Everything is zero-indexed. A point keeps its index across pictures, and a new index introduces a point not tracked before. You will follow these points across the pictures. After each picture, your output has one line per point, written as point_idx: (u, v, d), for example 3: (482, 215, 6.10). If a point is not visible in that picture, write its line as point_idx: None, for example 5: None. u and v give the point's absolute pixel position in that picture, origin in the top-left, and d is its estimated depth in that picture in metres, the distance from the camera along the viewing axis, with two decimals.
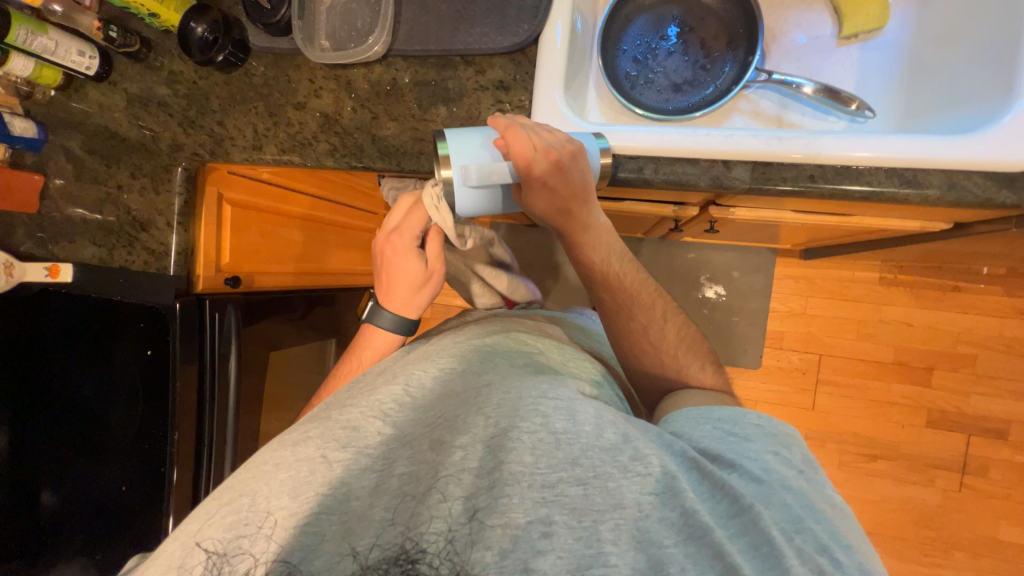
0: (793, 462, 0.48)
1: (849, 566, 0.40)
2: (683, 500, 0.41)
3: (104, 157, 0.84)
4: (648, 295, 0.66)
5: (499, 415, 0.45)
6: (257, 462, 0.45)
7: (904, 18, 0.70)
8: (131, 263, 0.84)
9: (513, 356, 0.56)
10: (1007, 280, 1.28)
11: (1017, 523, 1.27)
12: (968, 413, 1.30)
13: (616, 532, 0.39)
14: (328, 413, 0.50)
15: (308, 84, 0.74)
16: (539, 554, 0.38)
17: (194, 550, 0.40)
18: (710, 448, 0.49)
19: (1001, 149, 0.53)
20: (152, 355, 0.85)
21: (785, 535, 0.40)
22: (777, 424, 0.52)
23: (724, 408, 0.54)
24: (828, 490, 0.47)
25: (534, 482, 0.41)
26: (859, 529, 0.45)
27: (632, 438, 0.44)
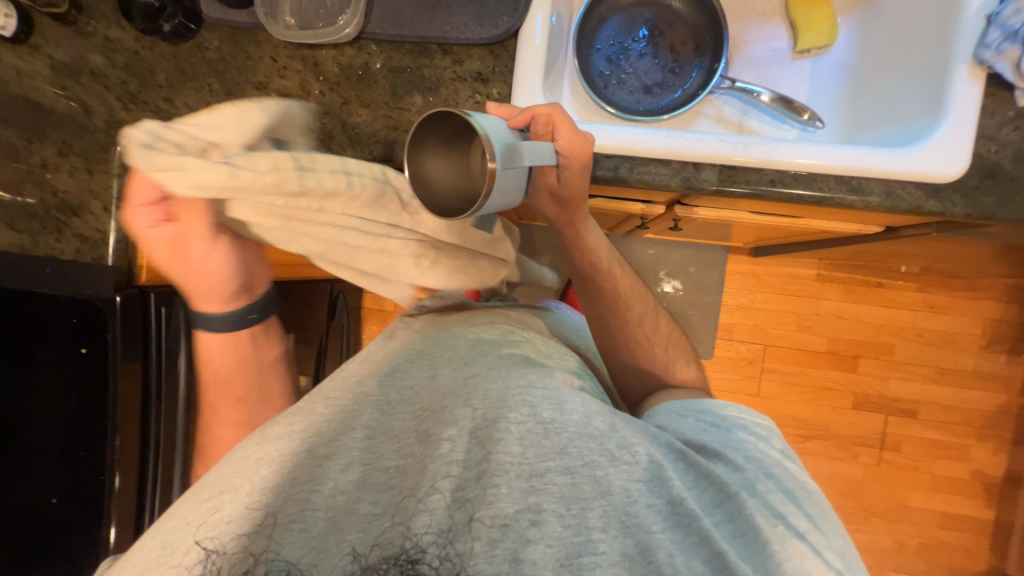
0: (772, 448, 0.53)
1: (824, 548, 0.44)
2: (671, 488, 0.44)
3: (24, 131, 0.74)
4: (638, 290, 0.71)
5: (486, 407, 0.47)
6: (237, 459, 0.47)
7: (850, 36, 0.76)
8: (60, 252, 0.76)
9: (501, 347, 0.57)
10: (922, 277, 1.43)
11: (924, 491, 1.44)
12: (887, 396, 1.46)
13: (604, 519, 0.42)
14: (312, 407, 0.52)
15: (270, 62, 0.69)
16: (530, 543, 0.40)
17: (192, 550, 0.41)
18: (695, 439, 0.53)
19: (938, 162, 0.59)
20: (88, 354, 0.76)
21: (769, 522, 0.44)
22: (754, 416, 0.57)
23: (704, 403, 0.58)
24: (805, 477, 0.51)
25: (522, 471, 0.43)
26: (825, 502, 0.50)
27: (619, 428, 0.47)
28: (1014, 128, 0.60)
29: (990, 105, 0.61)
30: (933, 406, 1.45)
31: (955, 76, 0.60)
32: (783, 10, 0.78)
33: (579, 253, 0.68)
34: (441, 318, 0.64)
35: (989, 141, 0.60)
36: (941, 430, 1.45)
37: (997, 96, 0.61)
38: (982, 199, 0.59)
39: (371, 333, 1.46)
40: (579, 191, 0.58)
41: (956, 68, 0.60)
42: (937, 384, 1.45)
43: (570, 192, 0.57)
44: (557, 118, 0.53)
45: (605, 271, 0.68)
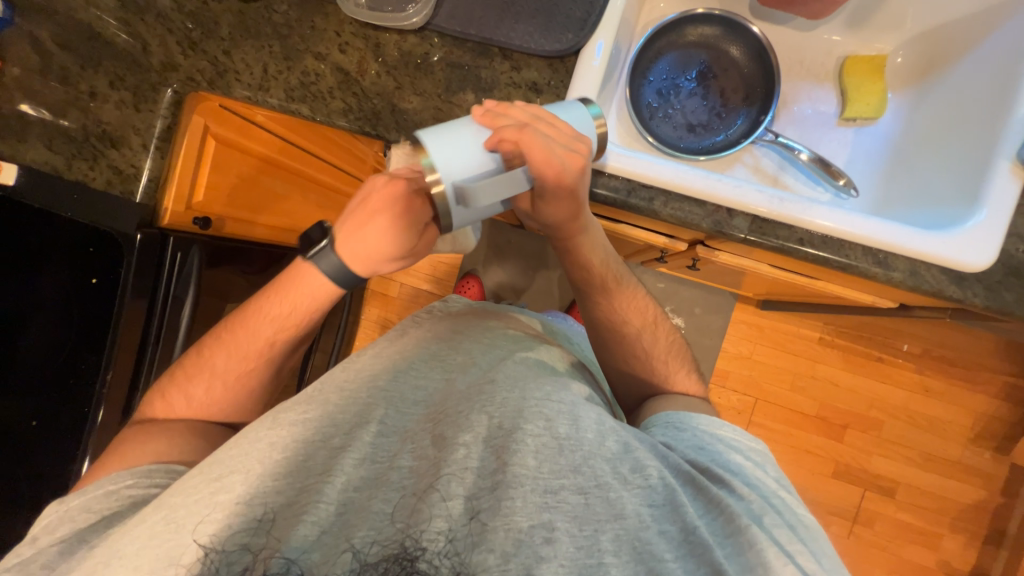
0: (772, 478, 0.54)
1: None
2: (684, 515, 0.46)
3: (80, 57, 0.75)
4: (640, 302, 0.70)
5: (503, 415, 0.49)
6: (249, 440, 0.46)
7: (897, 114, 0.78)
8: (89, 179, 0.77)
9: (515, 351, 0.58)
10: (922, 359, 1.44)
11: (889, 573, 1.43)
12: (869, 471, 1.45)
13: (616, 543, 0.43)
14: (326, 395, 0.52)
15: (334, 36, 0.70)
16: (543, 560, 0.41)
17: (191, 547, 0.39)
18: (699, 462, 0.54)
19: (972, 251, 0.59)
20: (97, 285, 0.76)
21: (781, 559, 0.44)
22: (750, 438, 0.59)
23: (701, 417, 0.59)
24: (803, 510, 0.53)
25: (537, 486, 0.44)
26: (823, 536, 0.50)
27: (631, 451, 0.49)
28: None
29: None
30: (913, 489, 1.44)
31: (997, 171, 0.61)
32: (835, 76, 0.80)
33: (579, 262, 0.67)
34: (457, 321, 0.65)
35: (1019, 240, 0.61)
36: (917, 514, 1.44)
37: None
38: (1003, 294, 0.60)
39: (370, 315, 1.46)
40: (568, 211, 0.59)
41: (997, 164, 0.62)
42: (920, 468, 1.44)
43: (555, 210, 0.58)
44: (525, 141, 0.50)
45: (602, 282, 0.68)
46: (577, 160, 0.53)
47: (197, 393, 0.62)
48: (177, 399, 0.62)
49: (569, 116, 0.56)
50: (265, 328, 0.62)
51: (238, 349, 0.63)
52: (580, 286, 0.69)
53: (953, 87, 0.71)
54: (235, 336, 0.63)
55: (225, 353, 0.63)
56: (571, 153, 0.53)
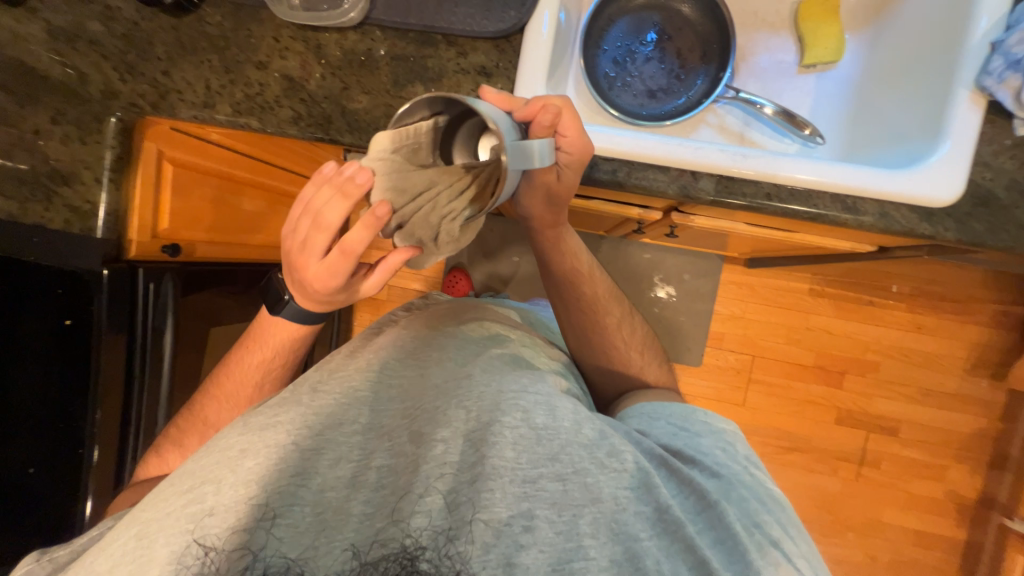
0: (738, 456, 0.54)
1: (796, 553, 0.46)
2: (657, 495, 0.46)
3: (16, 95, 0.73)
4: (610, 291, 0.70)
5: (480, 409, 0.49)
6: (220, 447, 0.45)
7: (857, 54, 0.76)
8: (48, 222, 0.74)
9: (490, 346, 0.58)
10: (913, 298, 1.44)
11: (899, 508, 1.47)
12: (870, 413, 1.47)
13: (594, 526, 0.44)
14: (297, 395, 0.50)
15: (272, 42, 0.68)
16: (522, 547, 0.42)
17: (170, 551, 0.40)
18: (671, 445, 0.54)
19: (936, 187, 0.59)
20: (71, 327, 0.75)
21: (746, 530, 0.46)
22: (720, 421, 0.58)
23: (675, 405, 0.59)
24: (772, 484, 0.53)
25: (516, 476, 0.45)
26: (789, 507, 0.52)
27: (608, 436, 0.49)
28: (1010, 156, 0.60)
29: (989, 132, 0.60)
30: (914, 425, 1.46)
31: (957, 101, 0.60)
32: (791, 21, 0.78)
33: (552, 252, 0.67)
34: (432, 317, 0.64)
35: (985, 169, 0.60)
36: (920, 449, 1.46)
37: (996, 123, 0.60)
38: (974, 225, 0.59)
39: (361, 321, 1.45)
40: (567, 186, 0.58)
41: (957, 93, 0.60)
42: (920, 404, 1.46)
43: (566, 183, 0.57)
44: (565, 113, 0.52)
45: (586, 272, 0.68)
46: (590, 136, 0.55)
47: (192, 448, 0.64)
48: (173, 451, 0.65)
49: None
50: (253, 374, 0.65)
51: (228, 400, 0.65)
52: (558, 280, 0.69)
53: (908, 19, 0.69)
54: (222, 388, 0.66)
55: (219, 405, 0.65)
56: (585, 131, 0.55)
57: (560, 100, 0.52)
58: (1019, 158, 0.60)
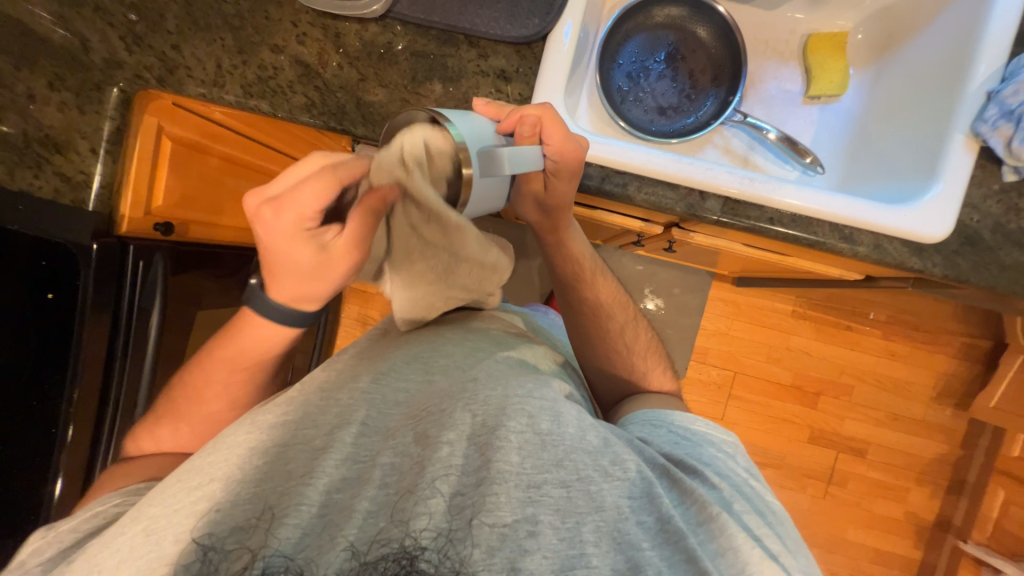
0: (740, 469, 0.56)
1: (796, 568, 0.47)
2: (660, 505, 0.47)
3: (11, 56, 0.69)
4: (617, 295, 0.72)
5: (487, 413, 0.48)
6: (229, 445, 0.45)
7: (860, 90, 0.79)
8: (37, 190, 0.71)
9: (496, 350, 0.58)
10: (887, 326, 1.51)
11: (862, 527, 1.52)
12: (841, 434, 1.53)
13: (597, 534, 0.44)
14: (304, 396, 0.51)
15: (290, 26, 0.67)
16: (526, 553, 0.42)
17: (178, 544, 0.40)
18: (674, 453, 0.56)
19: (930, 224, 0.61)
20: (53, 301, 0.73)
21: (748, 543, 0.46)
22: (722, 433, 0.60)
23: (674, 414, 0.61)
24: (771, 498, 0.55)
25: (521, 481, 0.44)
26: (787, 522, 0.53)
27: (611, 444, 0.50)
28: (997, 201, 0.63)
29: (979, 175, 0.64)
30: (881, 448, 1.52)
31: (952, 143, 0.63)
32: (800, 53, 0.80)
33: (561, 254, 0.69)
34: (440, 318, 0.64)
35: (973, 211, 0.63)
36: (886, 471, 1.53)
37: (986, 168, 0.64)
38: (960, 263, 0.63)
39: (351, 313, 1.43)
40: (567, 191, 0.59)
41: (953, 136, 0.63)
42: (887, 427, 1.52)
43: (562, 191, 0.58)
44: (546, 118, 0.52)
45: (588, 275, 0.69)
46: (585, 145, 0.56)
47: (167, 443, 0.61)
48: (142, 439, 0.61)
49: None
50: (223, 372, 0.60)
51: (201, 395, 0.61)
52: (563, 281, 0.70)
53: (909, 61, 0.73)
54: (195, 381, 0.61)
55: (190, 401, 0.62)
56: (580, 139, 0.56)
57: (539, 109, 0.52)
58: (1005, 203, 0.63)
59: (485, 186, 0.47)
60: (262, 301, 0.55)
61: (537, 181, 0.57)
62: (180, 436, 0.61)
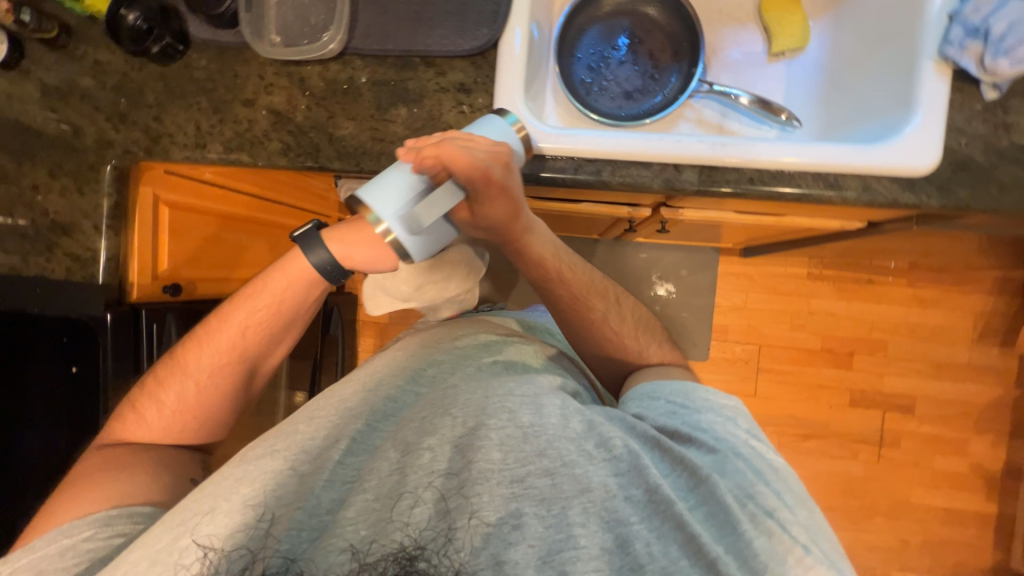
0: (739, 430, 0.55)
1: (793, 522, 0.46)
2: (648, 477, 0.47)
3: (15, 154, 0.75)
4: (599, 284, 0.69)
5: (466, 415, 0.49)
6: (217, 480, 0.47)
7: (823, 39, 0.78)
8: (50, 272, 0.75)
9: (479, 357, 0.60)
10: (911, 273, 1.45)
11: (925, 487, 1.44)
12: (884, 392, 1.46)
13: (584, 515, 0.44)
14: (292, 427, 0.53)
15: (257, 80, 0.70)
16: (511, 545, 0.42)
17: (190, 546, 0.42)
18: (668, 425, 0.54)
19: (911, 157, 0.60)
20: (77, 373, 0.76)
21: (739, 502, 0.47)
22: (721, 397, 0.59)
23: (673, 384, 0.60)
24: (772, 454, 0.53)
25: (504, 477, 0.45)
26: (790, 476, 0.52)
27: (596, 427, 0.50)
28: (982, 120, 0.61)
29: (958, 99, 0.62)
30: (929, 400, 1.45)
31: (922, 72, 0.62)
32: (757, 15, 0.80)
33: (530, 261, 0.65)
34: (426, 335, 0.67)
35: (959, 135, 0.61)
36: (939, 424, 1.45)
37: (964, 91, 0.62)
38: (956, 191, 0.60)
39: (367, 346, 1.46)
40: (505, 205, 0.57)
41: (922, 65, 0.62)
42: (932, 378, 1.45)
43: (493, 212, 0.57)
44: (444, 154, 0.52)
45: (557, 275, 0.66)
46: (498, 161, 0.55)
47: (169, 399, 0.66)
48: (150, 408, 0.65)
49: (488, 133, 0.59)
50: (243, 324, 0.67)
51: (215, 348, 0.67)
52: (540, 286, 0.68)
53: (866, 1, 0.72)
54: (209, 333, 0.67)
55: (200, 349, 0.67)
56: (491, 157, 0.54)
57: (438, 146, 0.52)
58: (991, 121, 0.61)
59: (421, 234, 0.55)
60: (313, 250, 0.66)
61: (466, 209, 0.57)
62: (186, 394, 0.66)
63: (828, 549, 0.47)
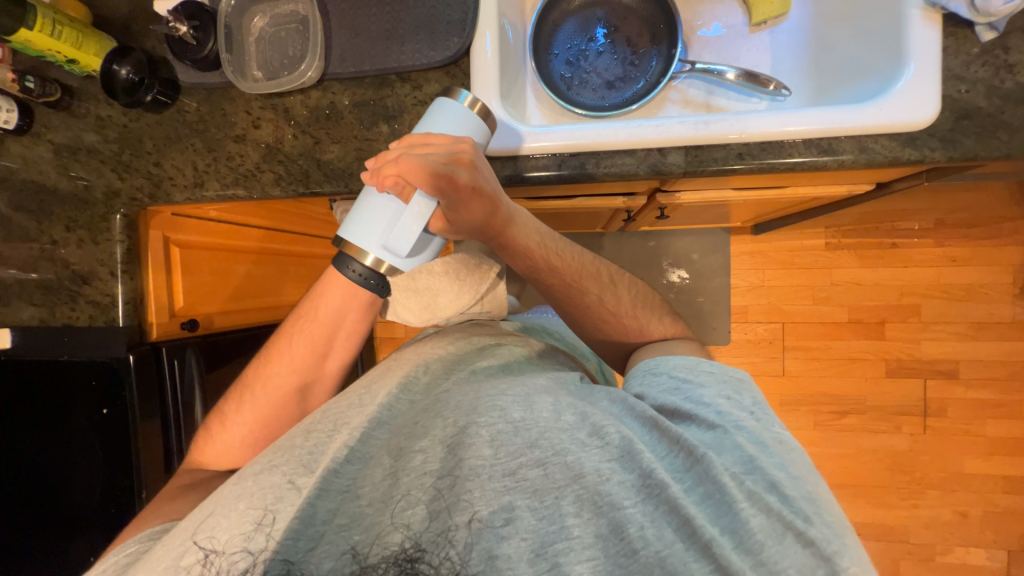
0: (743, 405, 0.53)
1: (796, 496, 0.44)
2: (641, 461, 0.47)
3: (34, 213, 0.80)
4: (589, 267, 0.68)
5: (457, 415, 0.50)
6: (222, 493, 0.50)
7: (805, 1, 0.76)
8: (74, 320, 0.79)
9: (474, 362, 0.61)
10: (938, 232, 1.37)
11: (979, 456, 1.36)
12: (923, 359, 1.39)
13: (577, 503, 0.44)
14: (292, 441, 0.54)
15: (245, 115, 0.73)
16: (503, 539, 0.42)
17: (190, 549, 0.44)
18: (668, 405, 0.54)
19: (904, 110, 0.57)
20: (109, 415, 0.79)
21: (736, 480, 0.45)
22: (727, 370, 0.58)
23: (676, 359, 0.59)
24: (779, 428, 0.51)
25: (495, 472, 0.45)
26: (798, 450, 0.50)
27: (588, 417, 0.50)
28: (982, 64, 0.58)
29: (952, 45, 0.59)
30: (974, 364, 1.37)
31: (909, 22, 0.59)
32: None
33: (516, 253, 0.64)
34: (422, 345, 0.67)
35: (959, 82, 0.58)
36: (988, 388, 1.36)
37: (958, 36, 0.59)
38: (961, 140, 0.57)
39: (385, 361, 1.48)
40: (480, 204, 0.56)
41: (908, 15, 0.59)
42: (974, 339, 1.37)
43: (469, 216, 0.56)
44: (404, 170, 0.52)
45: (544, 262, 0.65)
46: (461, 163, 0.54)
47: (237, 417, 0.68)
48: (215, 426, 0.68)
49: (444, 122, 0.58)
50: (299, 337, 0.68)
51: (276, 364, 0.69)
52: (531, 276, 0.67)
53: None
54: (272, 350, 0.70)
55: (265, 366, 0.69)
56: (453, 161, 0.54)
57: (396, 166, 0.52)
58: (992, 64, 0.57)
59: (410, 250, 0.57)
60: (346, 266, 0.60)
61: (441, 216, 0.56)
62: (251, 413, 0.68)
63: (839, 522, 0.44)
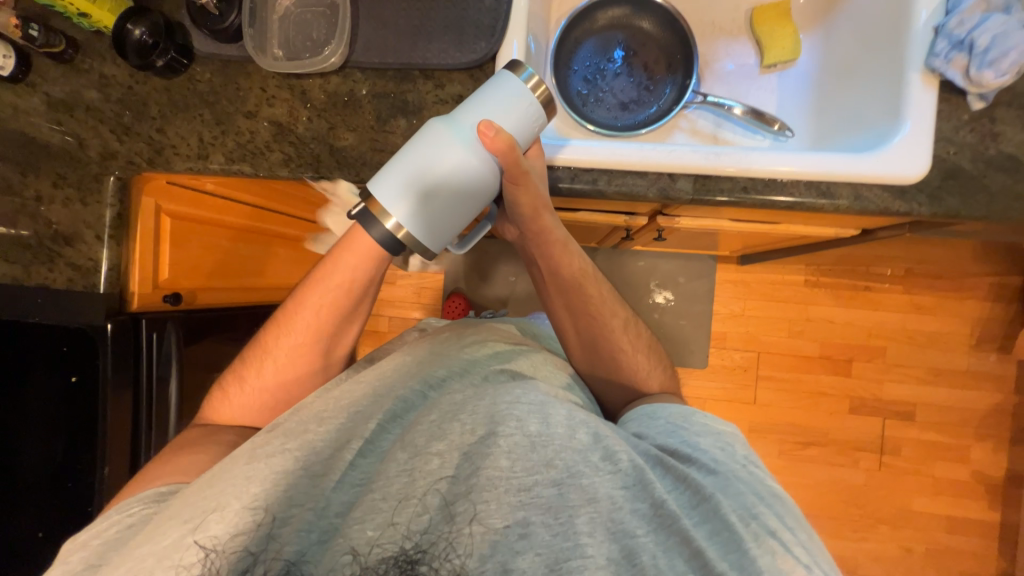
0: (738, 456, 0.56)
1: (795, 542, 0.47)
2: (653, 491, 0.48)
3: (20, 165, 0.76)
4: (610, 302, 0.70)
5: (475, 422, 0.51)
6: (226, 478, 0.48)
7: (813, 51, 0.80)
8: (51, 281, 0.76)
9: (490, 366, 0.61)
10: (907, 279, 1.45)
11: (927, 495, 1.43)
12: (884, 399, 1.46)
13: (590, 525, 0.46)
14: (300, 427, 0.53)
15: (259, 92, 0.71)
16: (518, 554, 0.44)
17: (189, 548, 0.43)
18: (666, 445, 0.57)
19: (901, 164, 0.61)
20: (77, 384, 0.76)
21: (743, 520, 0.48)
22: (720, 423, 0.60)
23: (675, 407, 0.62)
24: (775, 481, 0.55)
25: (511, 486, 0.47)
26: (790, 500, 0.53)
27: (602, 438, 0.51)
28: (970, 130, 0.62)
29: (945, 109, 0.63)
30: (929, 407, 1.45)
31: (909, 84, 0.63)
32: (748, 28, 0.82)
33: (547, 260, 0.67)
34: (433, 341, 0.66)
35: (948, 144, 0.62)
36: (940, 431, 1.44)
37: (951, 101, 0.63)
38: (946, 199, 0.61)
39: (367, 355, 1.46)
40: (528, 200, 0.59)
41: (909, 77, 0.63)
42: (931, 384, 1.45)
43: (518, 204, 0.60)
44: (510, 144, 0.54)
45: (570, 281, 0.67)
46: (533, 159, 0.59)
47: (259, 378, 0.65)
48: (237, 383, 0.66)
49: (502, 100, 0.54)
50: (319, 303, 0.62)
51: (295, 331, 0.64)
52: (553, 286, 0.69)
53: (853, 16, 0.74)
54: (290, 314, 0.64)
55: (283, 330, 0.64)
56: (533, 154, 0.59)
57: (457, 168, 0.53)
58: (979, 131, 0.62)
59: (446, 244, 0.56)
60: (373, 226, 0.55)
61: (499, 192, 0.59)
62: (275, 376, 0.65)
63: (829, 569, 0.48)
